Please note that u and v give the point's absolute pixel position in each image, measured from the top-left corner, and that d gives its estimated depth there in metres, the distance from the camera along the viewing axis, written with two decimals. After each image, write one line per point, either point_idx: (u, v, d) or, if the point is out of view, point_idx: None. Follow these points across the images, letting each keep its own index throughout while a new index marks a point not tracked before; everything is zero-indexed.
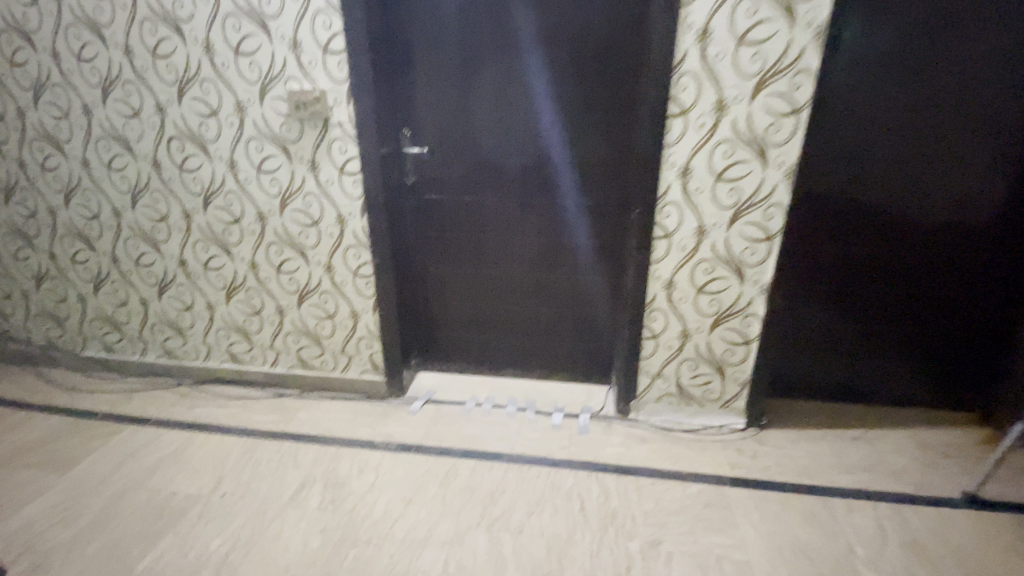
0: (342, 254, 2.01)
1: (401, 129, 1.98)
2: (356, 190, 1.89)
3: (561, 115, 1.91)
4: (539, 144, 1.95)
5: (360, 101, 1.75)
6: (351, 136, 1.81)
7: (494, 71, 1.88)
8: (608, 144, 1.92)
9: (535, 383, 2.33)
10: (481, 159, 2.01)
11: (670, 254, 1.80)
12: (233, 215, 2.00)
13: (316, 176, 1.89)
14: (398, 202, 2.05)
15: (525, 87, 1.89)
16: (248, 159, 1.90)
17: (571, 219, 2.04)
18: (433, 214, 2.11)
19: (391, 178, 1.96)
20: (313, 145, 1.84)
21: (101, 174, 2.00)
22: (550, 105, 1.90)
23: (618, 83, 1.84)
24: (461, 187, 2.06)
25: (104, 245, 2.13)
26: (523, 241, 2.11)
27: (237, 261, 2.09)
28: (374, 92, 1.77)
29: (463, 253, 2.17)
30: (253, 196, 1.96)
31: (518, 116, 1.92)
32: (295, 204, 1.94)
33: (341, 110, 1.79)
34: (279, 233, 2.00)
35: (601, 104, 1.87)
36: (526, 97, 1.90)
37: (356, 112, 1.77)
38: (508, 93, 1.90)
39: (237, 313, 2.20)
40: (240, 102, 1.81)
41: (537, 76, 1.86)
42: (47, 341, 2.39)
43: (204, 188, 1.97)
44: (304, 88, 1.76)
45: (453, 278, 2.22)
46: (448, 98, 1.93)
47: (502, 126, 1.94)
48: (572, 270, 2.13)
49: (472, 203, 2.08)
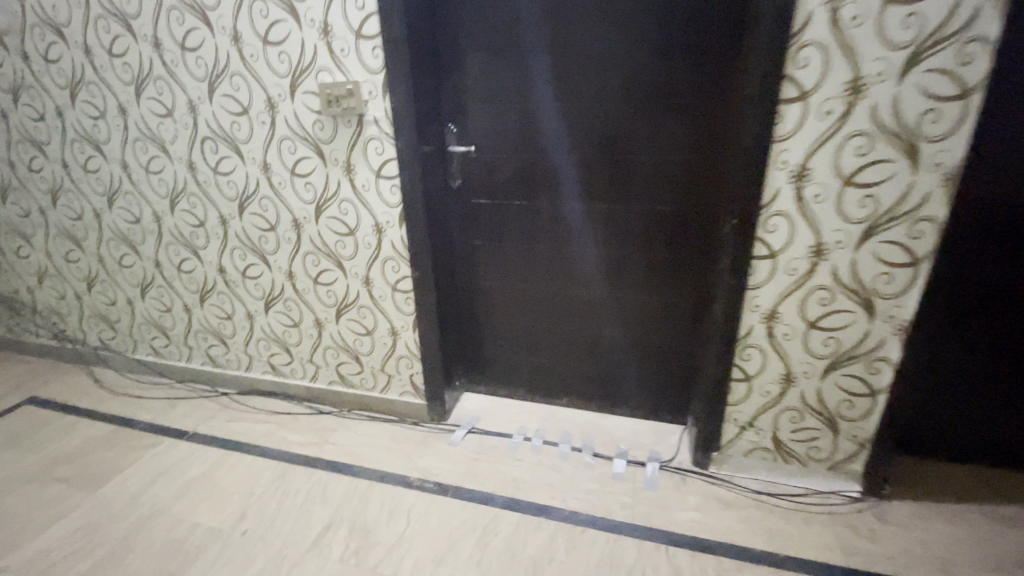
0: (379, 267, 1.79)
1: (445, 125, 1.72)
2: (394, 196, 1.66)
3: (634, 103, 1.55)
4: (606, 140, 1.62)
5: (397, 94, 1.51)
6: (387, 134, 1.58)
7: (552, 54, 1.56)
8: (691, 137, 1.55)
9: (595, 417, 2.01)
10: (533, 159, 1.70)
11: (775, 279, 1.41)
12: (268, 222, 1.85)
13: (352, 180, 1.67)
14: (441, 208, 1.80)
15: (590, 73, 1.55)
16: (281, 162, 1.73)
17: (643, 229, 1.70)
18: (481, 221, 1.85)
19: (433, 181, 1.71)
20: (347, 146, 1.63)
21: (139, 176, 1.98)
22: (621, 92, 1.55)
23: (708, 62, 1.46)
24: (511, 191, 1.77)
25: (148, 250, 2.12)
26: (582, 253, 1.79)
27: (274, 270, 1.93)
28: (414, 83, 1.51)
29: (515, 266, 1.89)
30: (287, 202, 1.78)
31: (581, 106, 1.60)
32: (330, 211, 1.74)
33: (377, 104, 1.55)
34: (314, 242, 1.82)
35: (683, 89, 1.50)
36: (590, 83, 1.56)
37: (392, 108, 1.53)
38: (569, 79, 1.58)
39: (276, 324, 2.06)
40: (271, 98, 1.64)
41: (605, 57, 1.53)
42: (100, 342, 2.49)
43: (238, 193, 1.84)
44: (336, 80, 1.55)
45: (503, 293, 1.96)
46: (498, 88, 1.64)
47: (562, 119, 1.63)
48: (641, 289, 1.79)
49: (525, 211, 1.79)
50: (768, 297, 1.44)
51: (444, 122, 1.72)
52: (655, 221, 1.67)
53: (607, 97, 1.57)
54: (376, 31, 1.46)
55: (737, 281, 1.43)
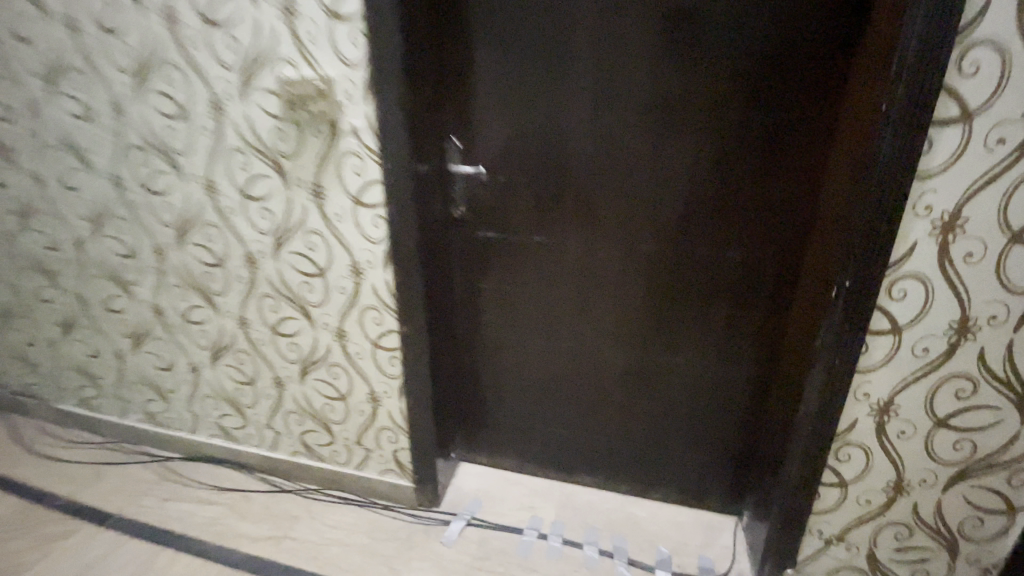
0: (356, 317, 1.37)
1: (446, 138, 1.33)
2: (377, 230, 1.25)
3: (697, 120, 1.18)
4: (658, 165, 1.25)
5: (384, 97, 1.11)
6: (370, 149, 1.18)
7: (592, 54, 1.18)
8: (771, 165, 1.19)
9: (626, 503, 1.61)
10: (559, 183, 1.32)
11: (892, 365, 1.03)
12: (215, 256, 1.44)
13: (322, 208, 1.27)
14: (438, 242, 1.41)
15: (642, 79, 1.17)
16: (231, 181, 1.32)
17: (700, 279, 1.33)
18: (489, 261, 1.46)
19: (429, 210, 1.31)
20: (317, 163, 1.23)
21: (55, 193, 1.54)
22: (682, 105, 1.18)
23: (802, 68, 1.09)
24: (530, 223, 1.38)
25: (70, 284, 1.69)
26: (616, 302, 1.41)
27: (224, 315, 1.52)
28: (408, 85, 1.12)
29: (531, 315, 1.50)
30: (240, 232, 1.38)
31: (627, 121, 1.22)
32: (293, 245, 1.34)
33: (356, 109, 1.15)
34: (273, 283, 1.41)
35: (766, 103, 1.14)
36: (641, 92, 1.19)
37: (377, 115, 1.13)
38: (612, 86, 1.19)
39: (226, 380, 1.63)
40: (216, 98, 1.24)
41: (663, 59, 1.15)
42: (21, 388, 2.01)
43: (177, 218, 1.42)
44: (302, 76, 1.15)
45: (514, 348, 1.56)
46: (517, 94, 1.25)
47: (601, 138, 1.25)
48: (691, 351, 1.41)
49: (549, 251, 1.40)
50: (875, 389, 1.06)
51: (445, 135, 1.33)
52: (716, 269, 1.31)
53: (664, 112, 1.19)
54: (357, 11, 1.07)
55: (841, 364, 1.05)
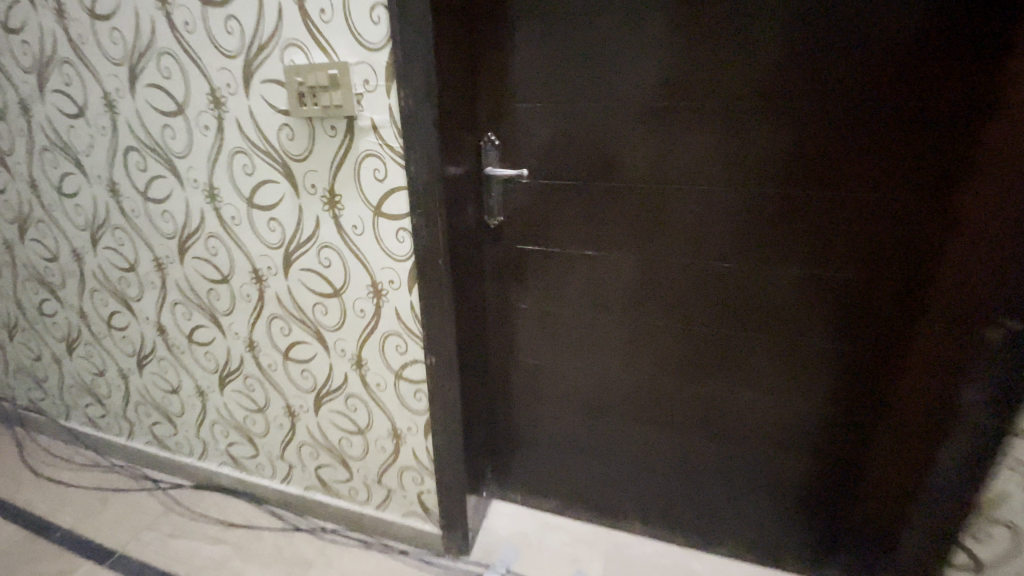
0: (376, 345, 1.18)
1: (483, 136, 1.13)
2: (401, 245, 1.06)
3: (801, 118, 0.95)
4: (745, 173, 1.02)
5: (410, 85, 0.91)
6: (392, 150, 0.99)
7: (669, 38, 0.97)
8: (897, 178, 0.93)
9: (684, 557, 1.40)
10: (616, 189, 1.11)
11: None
12: (219, 271, 1.27)
13: (337, 219, 1.08)
14: (472, 258, 1.21)
15: (732, 67, 0.95)
16: (235, 188, 1.14)
17: (792, 312, 1.09)
18: (530, 278, 1.26)
19: (461, 221, 1.11)
20: (330, 166, 1.04)
21: (51, 201, 1.40)
22: (782, 99, 0.95)
23: (950, 57, 0.84)
24: (581, 234, 1.17)
25: (71, 297, 1.55)
26: (681, 328, 1.19)
27: (230, 337, 1.35)
28: (439, 71, 0.92)
29: (579, 340, 1.29)
30: (245, 245, 1.20)
31: (709, 119, 1.00)
32: (304, 261, 1.16)
33: (376, 102, 0.96)
34: (282, 302, 1.23)
35: (896, 100, 0.89)
36: (730, 83, 0.96)
37: (402, 109, 0.94)
38: (693, 76, 0.98)
39: (235, 407, 1.47)
40: (216, 91, 1.06)
41: (761, 42, 0.92)
42: (28, 403, 1.91)
43: (177, 229, 1.26)
44: (312, 63, 0.96)
45: (557, 377, 1.35)
46: (571, 83, 1.05)
47: (675, 139, 1.03)
48: (771, 390, 1.17)
49: (604, 271, 1.19)
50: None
51: (484, 132, 1.13)
52: (813, 302, 1.06)
53: (755, 110, 0.97)
54: None
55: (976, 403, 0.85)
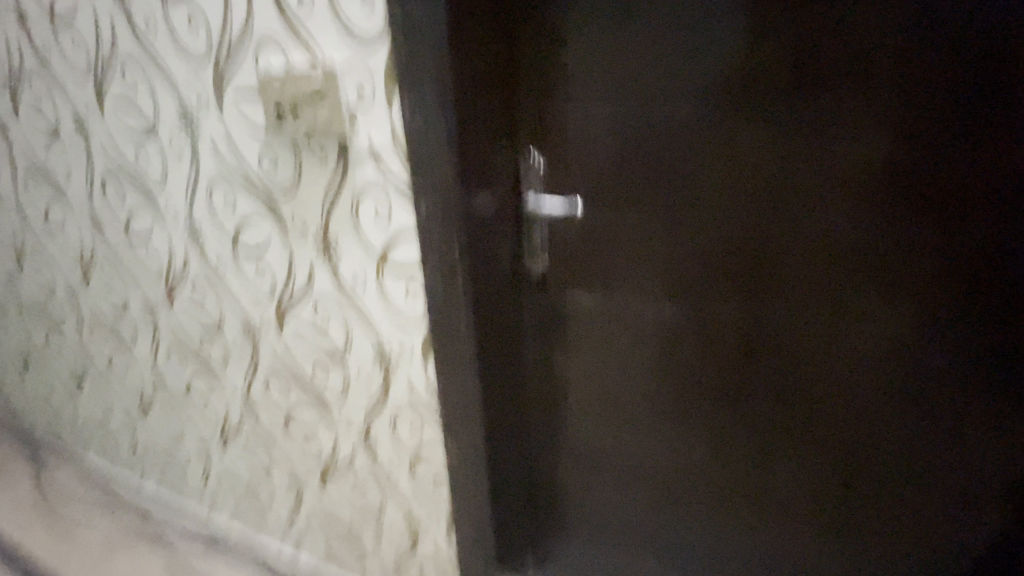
0: (387, 421, 0.94)
1: (523, 147, 0.80)
2: (415, 306, 0.80)
3: (942, 167, 0.67)
4: (861, 241, 0.73)
5: (423, 90, 0.66)
6: (399, 186, 0.72)
7: (760, 51, 0.68)
8: None
9: None
10: (701, 203, 0.77)
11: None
12: (208, 319, 1.07)
13: (335, 269, 0.84)
14: (512, 314, 0.89)
15: (848, 98, 0.67)
16: (218, 225, 0.92)
17: (920, 420, 0.80)
18: (584, 339, 0.92)
19: (495, 271, 0.82)
20: (321, 201, 0.79)
21: (40, 230, 1.24)
22: (919, 142, 0.67)
23: None
24: (647, 263, 0.84)
25: (72, 333, 1.41)
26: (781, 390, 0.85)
27: (227, 393, 1.16)
28: (462, 70, 0.66)
29: (639, 408, 0.94)
30: (234, 293, 0.99)
31: (813, 168, 0.72)
32: (301, 317, 0.93)
33: (377, 121, 0.70)
34: (277, 360, 1.01)
35: None
36: (845, 120, 0.68)
37: (411, 131, 0.68)
38: (790, 109, 0.70)
39: (238, 466, 1.28)
40: (187, 108, 0.84)
41: (892, 64, 0.65)
42: (42, 435, 1.79)
43: (163, 269, 1.07)
44: (292, 69, 0.71)
45: (608, 458, 1.00)
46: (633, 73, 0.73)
47: (763, 193, 0.75)
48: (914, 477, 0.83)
49: (678, 346, 0.88)
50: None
51: (522, 141, 0.80)
52: (955, 406, 0.77)
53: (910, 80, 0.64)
54: None
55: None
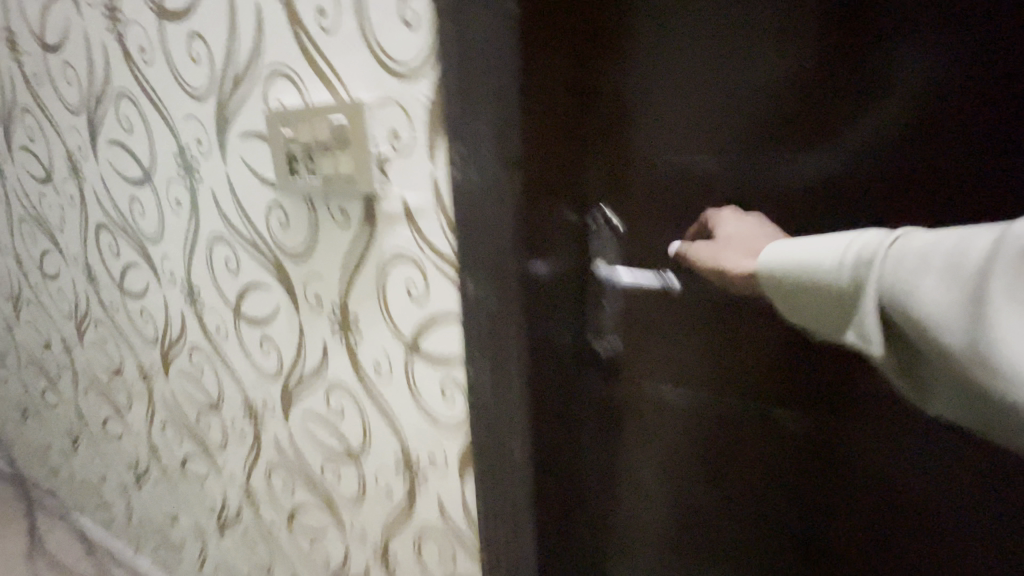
0: (409, 541, 0.74)
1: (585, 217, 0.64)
2: (451, 408, 0.60)
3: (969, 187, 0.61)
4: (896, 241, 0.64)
5: (473, 129, 0.46)
6: (435, 252, 0.53)
7: (808, 64, 0.61)
8: None
9: None
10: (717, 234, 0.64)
11: (900, 289, 0.41)
12: (206, 395, 0.91)
13: (351, 352, 0.65)
14: (577, 410, 0.69)
15: (885, 112, 0.61)
16: (218, 290, 0.76)
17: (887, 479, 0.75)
18: (661, 434, 0.78)
19: (555, 362, 0.62)
20: (339, 272, 0.61)
21: (36, 282, 1.12)
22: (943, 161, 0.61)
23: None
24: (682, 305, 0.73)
25: (69, 392, 1.28)
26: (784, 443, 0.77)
27: (226, 477, 0.99)
28: (525, 102, 0.46)
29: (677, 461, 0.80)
30: (235, 369, 0.82)
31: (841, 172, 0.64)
32: (308, 403, 0.74)
33: (406, 166, 0.51)
34: (282, 450, 0.84)
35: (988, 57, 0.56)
36: (881, 123, 0.61)
37: (452, 182, 0.48)
38: (825, 113, 0.62)
39: (236, 558, 1.09)
40: (185, 152, 0.70)
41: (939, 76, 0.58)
42: (44, 493, 1.66)
43: (159, 334, 0.92)
44: (303, 103, 0.55)
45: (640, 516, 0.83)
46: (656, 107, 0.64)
47: (799, 199, 0.66)
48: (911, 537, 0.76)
49: (768, 425, 0.76)
50: (709, 253, 0.60)
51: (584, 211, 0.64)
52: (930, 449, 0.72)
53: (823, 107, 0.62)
54: None
55: (731, 224, 0.62)
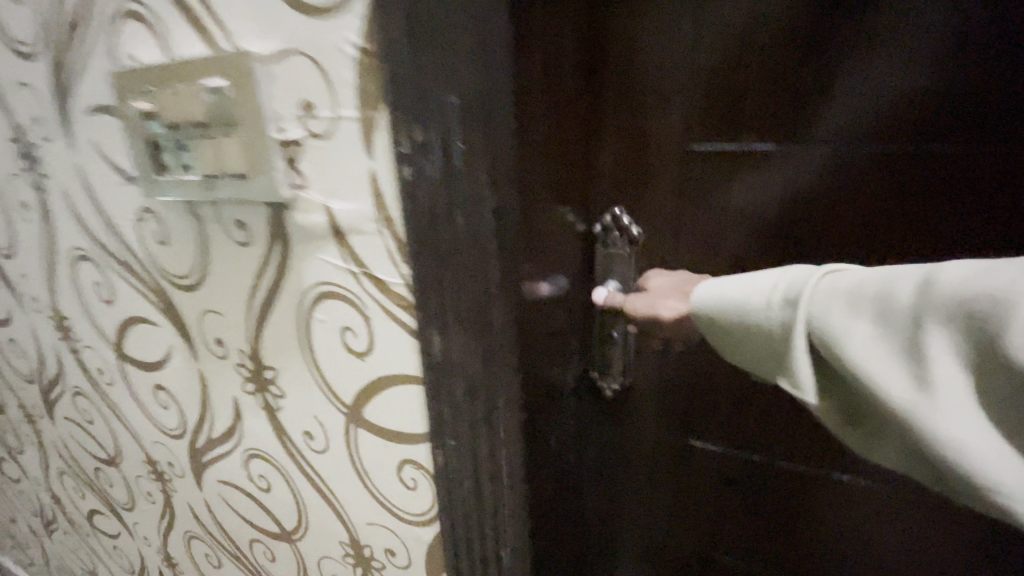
0: None
1: (596, 234, 0.44)
2: (415, 497, 0.42)
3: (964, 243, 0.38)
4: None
5: (434, 102, 0.27)
6: (385, 291, 0.35)
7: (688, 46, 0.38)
8: None
9: None
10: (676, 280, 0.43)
11: (840, 344, 0.26)
12: (102, 447, 0.71)
13: (273, 414, 0.47)
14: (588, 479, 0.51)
15: (865, 103, 0.37)
16: (93, 324, 0.56)
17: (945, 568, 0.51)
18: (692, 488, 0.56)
19: (565, 424, 0.45)
20: (247, 310, 0.42)
21: None
22: (928, 193, 0.38)
23: None
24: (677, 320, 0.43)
25: None
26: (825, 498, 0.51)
27: (139, 540, 0.79)
28: (527, 53, 0.27)
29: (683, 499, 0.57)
30: (130, 421, 0.62)
31: (775, 208, 0.42)
32: (225, 469, 0.56)
33: (329, 161, 0.32)
34: (200, 520, 0.65)
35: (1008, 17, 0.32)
36: (845, 136, 0.38)
37: (398, 186, 0.30)
38: (755, 118, 0.40)
39: None
40: (23, 135, 0.49)
41: (936, 60, 0.34)
42: None
43: (35, 371, 0.71)
44: (164, 59, 0.35)
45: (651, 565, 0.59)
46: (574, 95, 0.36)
47: (684, 238, 0.45)
48: None
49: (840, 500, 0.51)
50: (646, 303, 0.41)
51: (595, 225, 0.44)
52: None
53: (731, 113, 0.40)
54: None
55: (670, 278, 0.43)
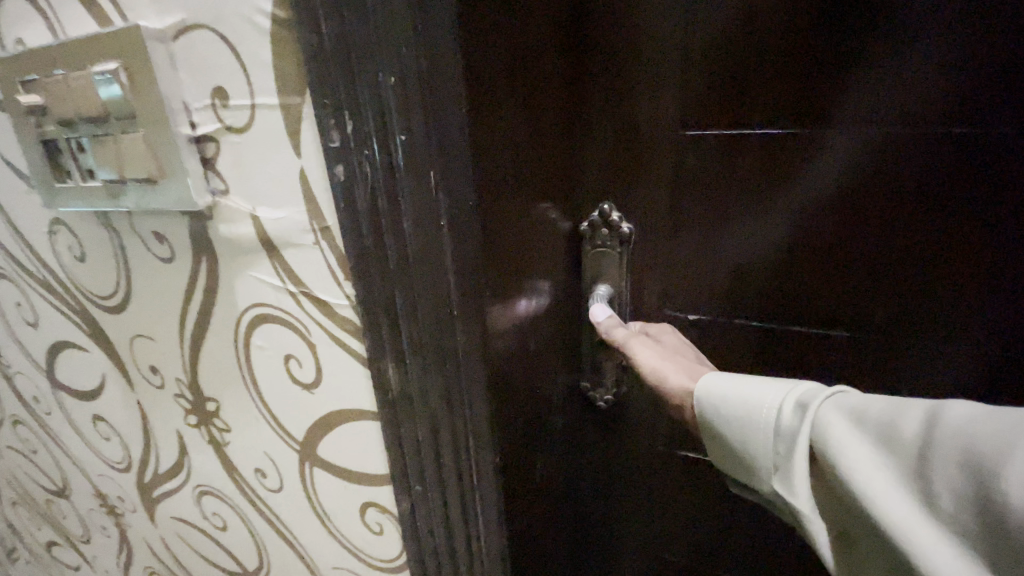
0: None
1: (583, 232, 0.40)
2: (381, 540, 0.37)
3: (941, 293, 0.34)
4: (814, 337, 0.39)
5: (366, 86, 0.22)
6: (329, 314, 0.29)
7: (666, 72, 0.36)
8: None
9: None
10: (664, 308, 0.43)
11: (841, 467, 0.23)
12: (49, 479, 0.65)
13: (220, 449, 0.41)
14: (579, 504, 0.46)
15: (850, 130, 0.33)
16: (21, 349, 0.50)
17: None
18: (698, 519, 0.49)
19: (550, 450, 0.40)
20: (179, 336, 0.37)
21: None
22: (916, 242, 0.34)
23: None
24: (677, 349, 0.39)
25: None
26: None
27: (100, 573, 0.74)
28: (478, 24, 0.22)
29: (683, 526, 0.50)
30: (74, 453, 0.56)
31: (774, 245, 0.38)
32: (176, 505, 0.50)
33: (251, 161, 0.26)
34: (158, 556, 0.59)
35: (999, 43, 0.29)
36: (815, 176, 0.35)
37: (331, 190, 0.25)
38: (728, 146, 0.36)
39: None
40: None
41: (905, 113, 0.31)
42: None
43: None
44: (51, 43, 0.29)
45: None
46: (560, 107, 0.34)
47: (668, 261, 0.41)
48: None
49: None
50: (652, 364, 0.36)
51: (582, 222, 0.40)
52: None
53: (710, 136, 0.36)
54: None
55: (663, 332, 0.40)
